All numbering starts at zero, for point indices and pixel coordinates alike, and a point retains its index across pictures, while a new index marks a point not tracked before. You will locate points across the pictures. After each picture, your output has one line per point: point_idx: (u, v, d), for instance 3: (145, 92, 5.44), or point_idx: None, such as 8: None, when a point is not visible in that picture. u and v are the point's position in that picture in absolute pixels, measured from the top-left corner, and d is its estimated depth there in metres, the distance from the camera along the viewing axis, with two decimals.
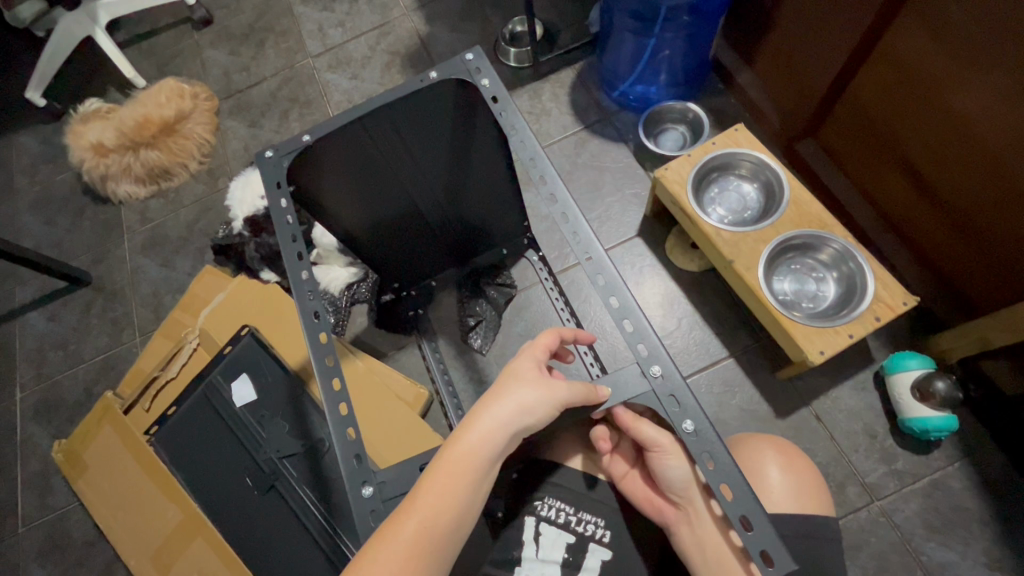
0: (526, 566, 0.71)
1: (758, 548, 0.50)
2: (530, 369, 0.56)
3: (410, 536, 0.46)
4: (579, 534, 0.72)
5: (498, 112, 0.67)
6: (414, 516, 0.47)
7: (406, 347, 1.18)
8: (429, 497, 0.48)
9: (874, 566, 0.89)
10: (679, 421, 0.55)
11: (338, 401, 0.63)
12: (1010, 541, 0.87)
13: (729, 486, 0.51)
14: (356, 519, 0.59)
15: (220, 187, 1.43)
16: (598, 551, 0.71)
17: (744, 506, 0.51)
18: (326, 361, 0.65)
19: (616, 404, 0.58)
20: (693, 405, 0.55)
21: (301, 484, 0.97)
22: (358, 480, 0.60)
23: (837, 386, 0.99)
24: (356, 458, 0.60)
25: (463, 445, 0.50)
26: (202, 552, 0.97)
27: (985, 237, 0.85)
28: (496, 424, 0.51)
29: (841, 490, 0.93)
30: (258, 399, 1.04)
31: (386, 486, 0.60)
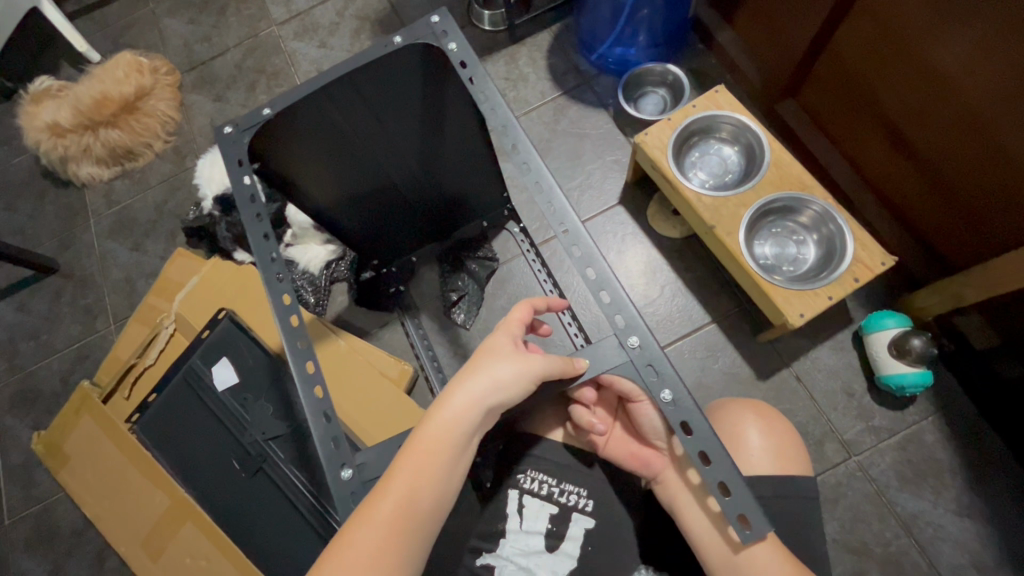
0: (511, 539, 0.71)
1: (736, 512, 0.51)
2: (504, 343, 0.55)
3: (387, 520, 0.46)
4: (563, 505, 0.72)
5: (468, 78, 0.64)
6: (390, 497, 0.47)
7: (389, 325, 1.17)
8: (405, 477, 0.48)
9: (850, 517, 0.92)
10: (657, 391, 0.55)
11: (313, 385, 0.62)
12: (981, 490, 0.91)
13: (708, 453, 0.52)
14: (337, 500, 0.58)
15: (188, 166, 1.38)
16: (581, 520, 0.72)
17: (723, 471, 0.51)
18: (298, 343, 0.64)
19: (595, 375, 0.58)
20: (671, 373, 0.55)
21: (288, 464, 0.96)
22: (336, 463, 0.59)
23: (817, 347, 1.00)
24: (334, 441, 0.60)
25: (436, 424, 0.50)
26: (193, 535, 0.98)
27: (964, 196, 0.85)
28: (470, 401, 0.51)
29: (819, 447, 0.95)
30: (239, 381, 1.02)
31: (365, 468, 0.59)
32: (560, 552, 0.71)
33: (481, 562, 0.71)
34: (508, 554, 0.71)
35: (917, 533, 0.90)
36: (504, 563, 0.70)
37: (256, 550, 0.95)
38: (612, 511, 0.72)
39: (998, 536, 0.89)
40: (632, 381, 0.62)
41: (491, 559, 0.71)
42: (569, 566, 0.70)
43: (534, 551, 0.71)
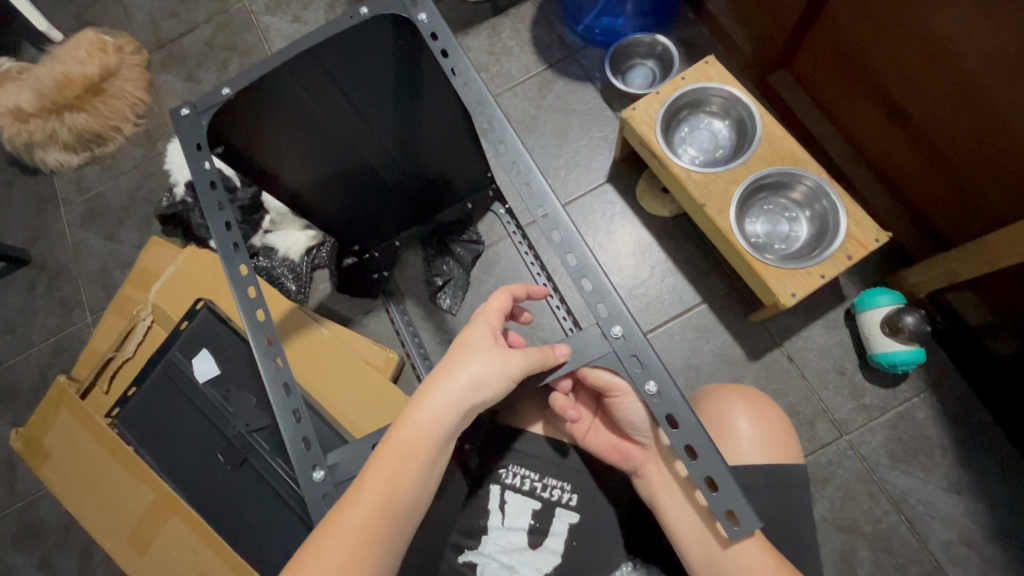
0: (493, 536, 0.70)
1: (724, 508, 0.49)
2: (482, 339, 0.54)
3: (358, 525, 0.47)
4: (546, 500, 0.71)
5: (449, 68, 0.60)
6: (363, 502, 0.47)
7: (374, 312, 1.14)
8: (378, 481, 0.48)
9: (841, 495, 0.91)
10: (642, 382, 0.53)
11: (281, 383, 0.61)
12: (970, 466, 0.90)
13: (694, 447, 0.50)
14: (310, 504, 0.57)
15: (160, 150, 1.32)
16: (564, 514, 0.71)
17: (711, 467, 0.49)
18: (265, 340, 0.63)
19: (577, 366, 0.56)
20: (656, 363, 0.53)
21: (273, 456, 0.95)
22: (307, 464, 0.58)
23: (809, 326, 0.98)
24: (304, 443, 0.58)
25: (410, 427, 0.50)
26: (179, 530, 0.96)
27: (961, 169, 0.83)
28: (444, 402, 0.50)
29: (810, 427, 0.94)
30: (220, 372, 1.00)
31: (337, 469, 0.59)
32: (543, 548, 0.70)
33: (462, 560, 0.70)
34: (490, 551, 0.70)
35: (907, 510, 0.90)
36: (487, 560, 0.69)
37: (243, 543, 0.94)
38: (599, 501, 0.71)
39: (987, 511, 0.89)
40: (613, 373, 0.60)
41: (473, 556, 0.70)
42: (552, 561, 0.69)
43: (516, 548, 0.69)
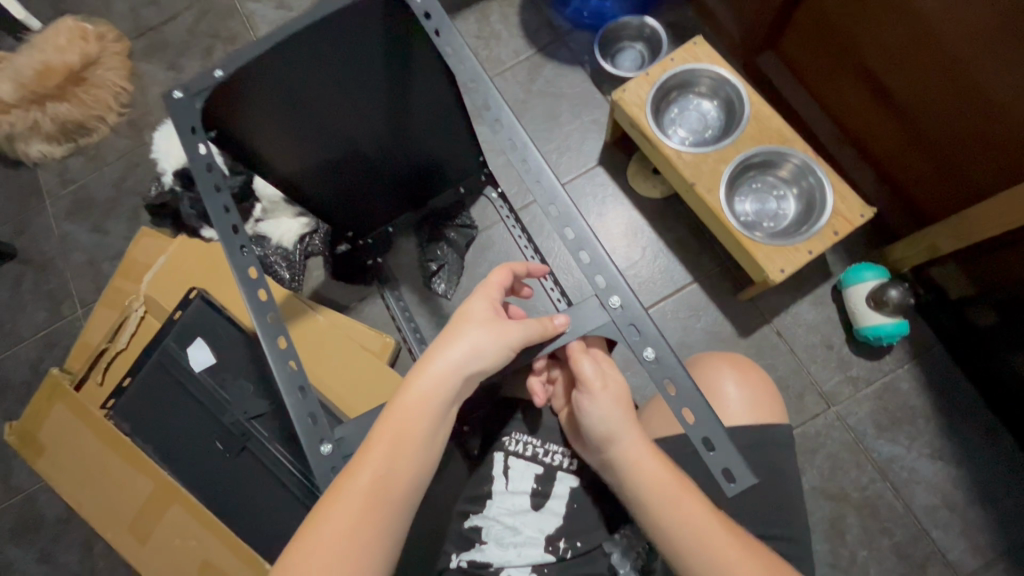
0: (498, 500, 0.70)
1: (721, 467, 0.51)
2: (479, 310, 0.56)
3: (365, 489, 0.49)
4: (548, 464, 0.72)
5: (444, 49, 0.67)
6: (368, 466, 0.50)
7: (368, 298, 1.15)
8: (382, 447, 0.51)
9: (829, 465, 0.94)
10: (640, 349, 0.55)
11: (286, 360, 0.65)
12: (952, 433, 0.94)
13: (691, 411, 0.53)
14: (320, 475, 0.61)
15: (145, 140, 1.30)
16: (566, 478, 0.71)
17: (706, 428, 0.52)
18: (269, 319, 0.67)
19: (576, 337, 0.58)
20: (653, 331, 0.55)
21: (273, 442, 0.96)
22: (316, 438, 0.62)
23: (797, 302, 1.01)
24: (311, 419, 0.63)
25: (411, 395, 0.52)
26: (180, 518, 0.97)
27: (940, 145, 0.85)
28: (444, 371, 0.53)
29: (799, 400, 0.97)
30: (217, 361, 1.00)
31: (344, 443, 0.62)
32: (546, 510, 0.70)
33: (468, 524, 0.70)
34: (495, 514, 0.69)
35: (892, 477, 0.93)
36: (492, 523, 0.69)
37: (245, 529, 0.95)
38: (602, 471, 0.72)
39: (967, 476, 0.92)
40: (590, 368, 0.60)
41: (479, 520, 0.70)
42: (554, 523, 0.69)
43: (520, 510, 0.69)
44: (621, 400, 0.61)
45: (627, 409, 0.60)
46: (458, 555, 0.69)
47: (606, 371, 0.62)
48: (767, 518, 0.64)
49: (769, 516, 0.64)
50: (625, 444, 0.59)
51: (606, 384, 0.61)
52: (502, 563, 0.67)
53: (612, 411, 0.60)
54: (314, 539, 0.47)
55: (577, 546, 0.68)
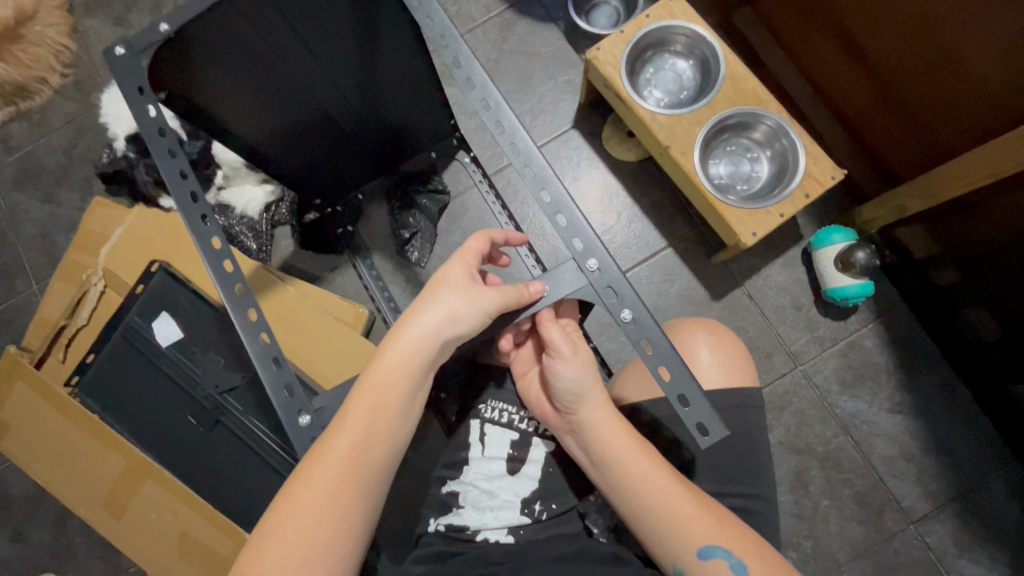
0: (474, 466, 0.71)
1: (695, 422, 0.53)
2: (455, 274, 0.56)
3: (344, 457, 0.49)
4: (523, 431, 0.72)
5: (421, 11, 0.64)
6: (346, 436, 0.50)
7: (341, 268, 1.12)
8: (361, 416, 0.51)
9: (795, 421, 0.97)
10: (617, 310, 0.57)
11: (258, 332, 0.64)
12: (912, 388, 0.97)
13: (666, 369, 0.54)
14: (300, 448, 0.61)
15: (93, 103, 1.22)
16: (541, 444, 0.71)
17: (682, 385, 0.54)
18: (236, 291, 0.65)
19: (553, 300, 0.59)
20: (630, 294, 0.57)
21: (248, 415, 0.95)
22: (293, 410, 0.62)
23: (768, 265, 1.02)
24: (288, 390, 0.63)
25: (389, 362, 0.52)
26: (154, 493, 0.95)
27: (911, 105, 0.85)
28: (421, 337, 0.53)
29: (768, 360, 0.99)
30: (184, 335, 0.98)
31: (323, 412, 0.63)
32: (521, 475, 0.70)
33: (446, 490, 0.71)
34: (471, 479, 0.70)
35: (855, 432, 0.96)
36: (468, 488, 0.69)
37: (221, 502, 0.94)
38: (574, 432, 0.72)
39: (925, 429, 0.96)
40: (562, 333, 0.59)
41: (456, 485, 0.70)
42: (530, 487, 0.69)
43: (496, 475, 0.70)
44: (591, 364, 0.61)
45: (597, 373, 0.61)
46: (436, 519, 0.69)
47: (576, 338, 0.62)
48: (736, 475, 0.65)
49: (737, 471, 0.65)
50: (594, 410, 0.59)
51: (577, 347, 0.61)
52: (479, 525, 0.67)
53: (582, 373, 0.59)
54: (293, 510, 0.47)
55: (553, 508, 0.69)
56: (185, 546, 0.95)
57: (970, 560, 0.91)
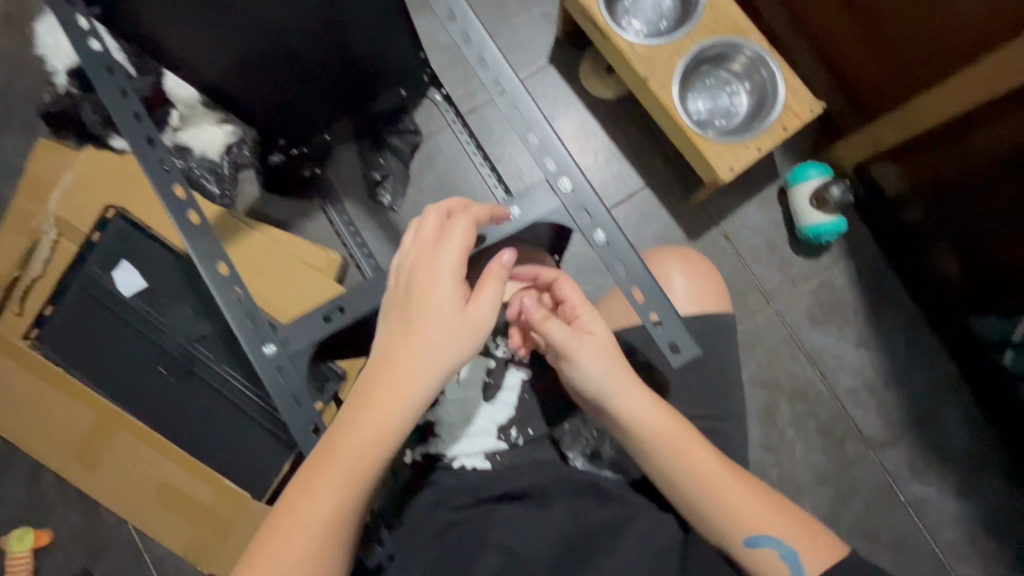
0: (450, 394, 0.70)
1: (668, 340, 0.54)
2: (443, 301, 0.48)
3: (330, 515, 0.48)
4: (499, 358, 0.72)
5: None
6: (332, 492, 0.48)
7: (311, 215, 1.07)
8: (344, 468, 0.48)
9: (767, 358, 1.00)
10: (590, 232, 0.56)
11: (216, 262, 0.66)
12: (877, 323, 0.99)
13: (639, 290, 0.55)
14: (261, 372, 0.62)
15: (29, 37, 1.12)
16: (517, 371, 0.72)
17: (656, 304, 0.55)
18: (191, 218, 0.66)
19: (525, 223, 0.58)
20: (603, 212, 0.56)
21: (220, 364, 0.93)
22: (258, 339, 0.63)
23: (745, 205, 1.02)
24: (249, 317, 0.64)
25: (374, 415, 0.47)
26: (126, 445, 0.93)
27: (890, 35, 0.83)
28: (404, 378, 0.47)
29: (742, 299, 1.01)
30: (149, 286, 0.94)
31: (289, 343, 0.63)
32: (497, 402, 0.71)
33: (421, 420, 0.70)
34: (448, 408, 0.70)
35: (822, 366, 0.99)
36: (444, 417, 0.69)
37: (196, 453, 0.93)
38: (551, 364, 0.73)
39: (889, 362, 0.98)
40: (560, 329, 0.57)
41: (431, 415, 0.70)
42: (506, 413, 0.70)
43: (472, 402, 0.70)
44: (618, 356, 0.58)
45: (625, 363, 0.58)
46: (412, 449, 0.70)
47: (591, 328, 0.58)
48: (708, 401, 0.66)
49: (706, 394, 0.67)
50: (627, 400, 0.57)
51: (586, 335, 0.57)
52: (456, 452, 0.67)
53: (598, 365, 0.57)
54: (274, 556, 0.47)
55: (529, 433, 0.70)
56: (164, 497, 0.93)
57: (926, 484, 0.95)
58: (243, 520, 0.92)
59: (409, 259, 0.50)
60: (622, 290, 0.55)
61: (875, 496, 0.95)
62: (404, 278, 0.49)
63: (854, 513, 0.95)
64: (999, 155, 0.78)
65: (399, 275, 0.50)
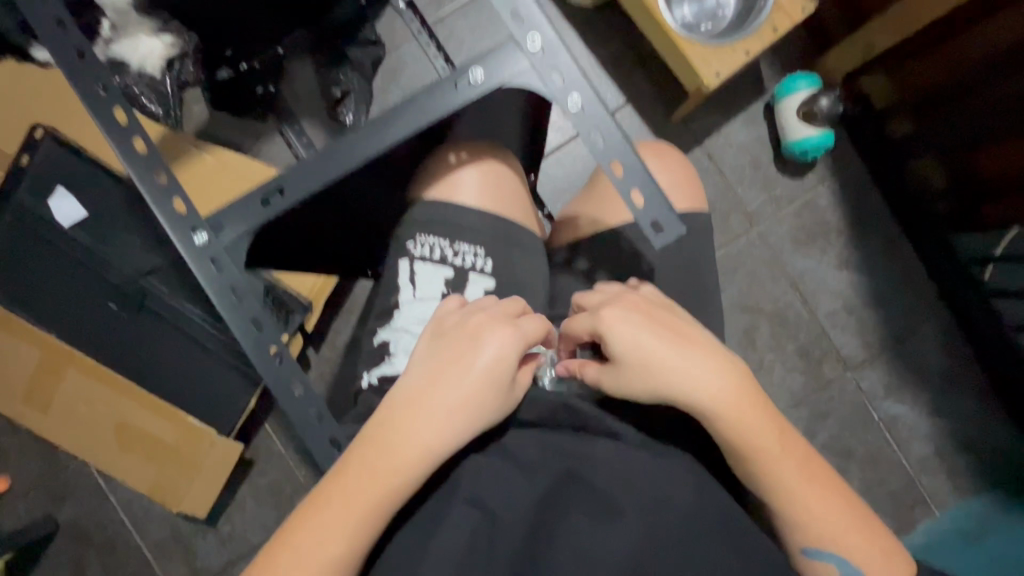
0: (405, 310, 0.59)
1: (648, 220, 0.47)
2: (485, 356, 0.47)
3: (333, 562, 0.42)
4: (458, 267, 0.59)
5: None
6: (343, 536, 0.42)
7: (265, 137, 1.00)
8: (359, 512, 0.43)
9: (749, 282, 0.98)
10: (564, 98, 0.47)
11: (129, 136, 0.50)
12: (860, 244, 0.98)
13: (620, 162, 0.47)
14: (192, 266, 0.48)
15: None
16: (479, 281, 0.59)
17: (636, 179, 0.47)
18: (99, 85, 0.50)
19: (494, 87, 0.48)
20: (578, 75, 0.47)
21: (175, 298, 0.86)
22: (185, 227, 0.48)
23: (730, 122, 0.98)
24: (173, 205, 0.50)
25: (384, 440, 0.45)
26: (78, 385, 0.88)
27: None
28: (438, 427, 0.45)
29: (725, 221, 0.98)
30: (90, 215, 0.86)
31: (223, 230, 0.49)
32: None
33: (376, 341, 0.60)
34: (403, 325, 0.59)
35: (804, 289, 0.98)
36: (400, 335, 0.59)
37: (157, 391, 0.88)
38: (523, 266, 0.61)
39: (869, 283, 0.97)
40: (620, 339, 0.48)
41: (385, 334, 0.60)
42: None
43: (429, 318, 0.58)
44: (680, 342, 0.48)
45: (694, 346, 0.48)
46: (369, 374, 0.60)
47: (638, 327, 0.48)
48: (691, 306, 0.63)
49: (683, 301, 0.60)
50: (716, 394, 0.47)
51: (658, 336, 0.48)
52: None
53: (688, 368, 0.47)
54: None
55: None
56: (124, 436, 0.89)
57: (899, 402, 0.96)
58: (212, 456, 0.89)
59: (449, 319, 0.50)
60: (597, 163, 0.47)
61: (850, 415, 0.96)
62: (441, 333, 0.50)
63: (830, 433, 0.95)
64: (987, 54, 0.77)
65: (437, 329, 0.50)
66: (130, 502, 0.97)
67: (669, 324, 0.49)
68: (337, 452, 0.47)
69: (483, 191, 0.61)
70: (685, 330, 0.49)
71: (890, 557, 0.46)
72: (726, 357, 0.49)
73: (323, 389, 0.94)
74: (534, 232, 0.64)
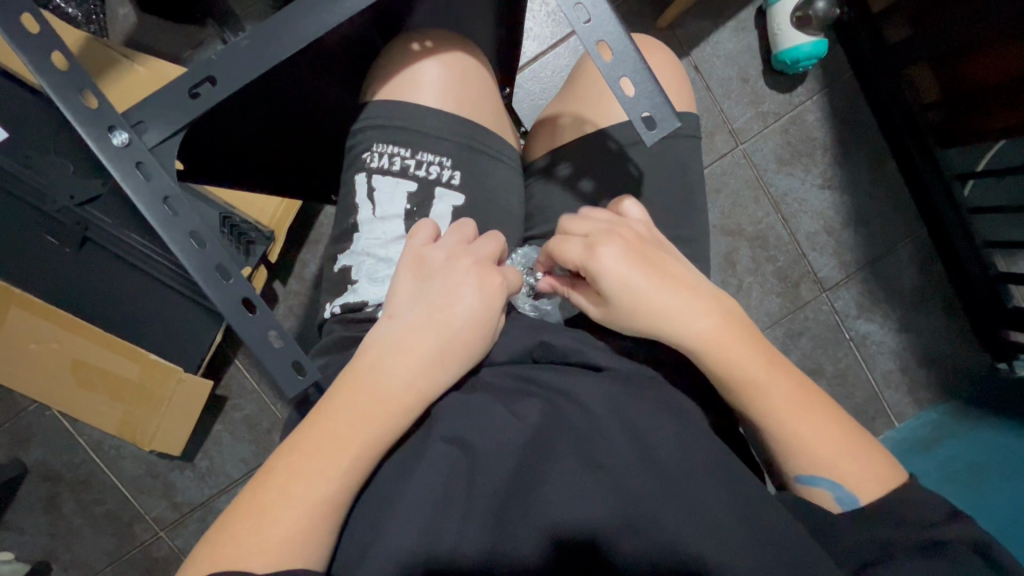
0: (366, 230, 0.55)
1: (639, 113, 0.42)
2: (469, 295, 0.46)
3: (326, 501, 0.39)
4: (423, 180, 0.54)
5: None
6: (335, 473, 0.39)
7: (206, 45, 0.88)
8: (357, 440, 0.41)
9: (731, 203, 0.95)
10: None
11: (15, 11, 0.42)
12: (844, 162, 0.95)
13: (606, 45, 0.42)
14: (112, 171, 0.43)
15: None
16: (447, 196, 0.55)
17: (625, 66, 0.42)
18: None
19: None
20: None
21: (122, 229, 0.79)
22: (102, 126, 0.43)
23: (718, 31, 0.92)
24: (81, 99, 0.43)
25: (377, 374, 0.43)
26: (20, 326, 0.80)
27: None
28: (428, 366, 0.44)
29: (710, 139, 0.94)
30: (11, 136, 0.76)
31: (146, 130, 0.44)
32: None
33: (337, 268, 0.56)
34: (365, 248, 0.55)
35: (785, 210, 0.96)
36: (361, 260, 0.55)
37: (117, 327, 0.83)
38: (495, 179, 0.57)
39: (850, 203, 0.96)
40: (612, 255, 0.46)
41: (347, 260, 0.55)
42: None
43: (393, 237, 0.54)
44: (659, 279, 0.46)
45: (665, 277, 0.47)
46: (332, 303, 0.56)
47: (612, 262, 0.46)
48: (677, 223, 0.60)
49: (666, 210, 0.57)
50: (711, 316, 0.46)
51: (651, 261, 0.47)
52: (380, 299, 0.53)
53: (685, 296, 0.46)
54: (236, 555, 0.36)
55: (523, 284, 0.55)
56: (81, 375, 0.84)
57: (871, 321, 0.97)
58: (180, 393, 0.85)
59: (433, 258, 0.48)
60: (583, 44, 0.41)
61: (823, 335, 0.97)
62: (425, 273, 0.48)
63: (802, 352, 0.97)
64: None
65: (421, 268, 0.48)
66: (100, 442, 0.94)
67: (651, 261, 0.47)
68: (301, 379, 0.43)
69: (447, 91, 0.55)
70: (663, 266, 0.48)
71: (878, 473, 0.42)
72: (699, 288, 0.47)
73: (293, 322, 0.91)
74: (508, 141, 0.59)
